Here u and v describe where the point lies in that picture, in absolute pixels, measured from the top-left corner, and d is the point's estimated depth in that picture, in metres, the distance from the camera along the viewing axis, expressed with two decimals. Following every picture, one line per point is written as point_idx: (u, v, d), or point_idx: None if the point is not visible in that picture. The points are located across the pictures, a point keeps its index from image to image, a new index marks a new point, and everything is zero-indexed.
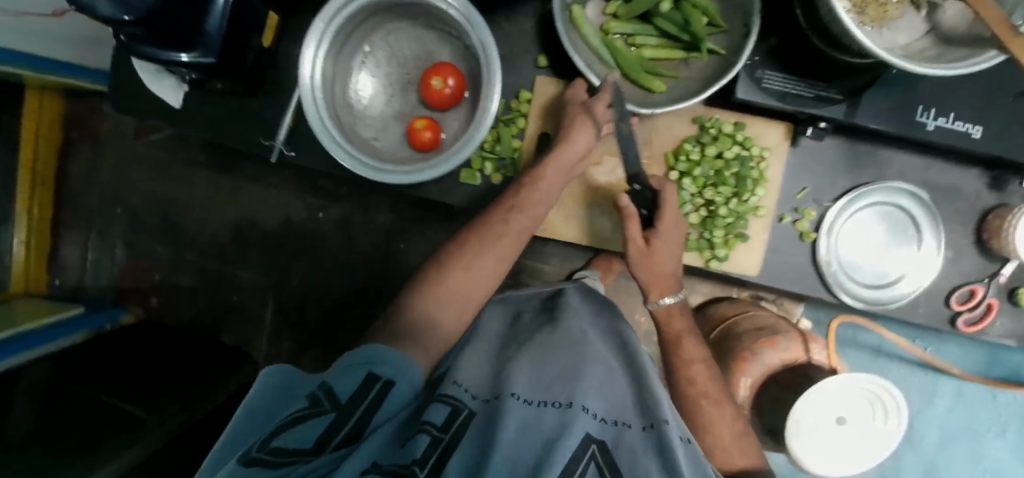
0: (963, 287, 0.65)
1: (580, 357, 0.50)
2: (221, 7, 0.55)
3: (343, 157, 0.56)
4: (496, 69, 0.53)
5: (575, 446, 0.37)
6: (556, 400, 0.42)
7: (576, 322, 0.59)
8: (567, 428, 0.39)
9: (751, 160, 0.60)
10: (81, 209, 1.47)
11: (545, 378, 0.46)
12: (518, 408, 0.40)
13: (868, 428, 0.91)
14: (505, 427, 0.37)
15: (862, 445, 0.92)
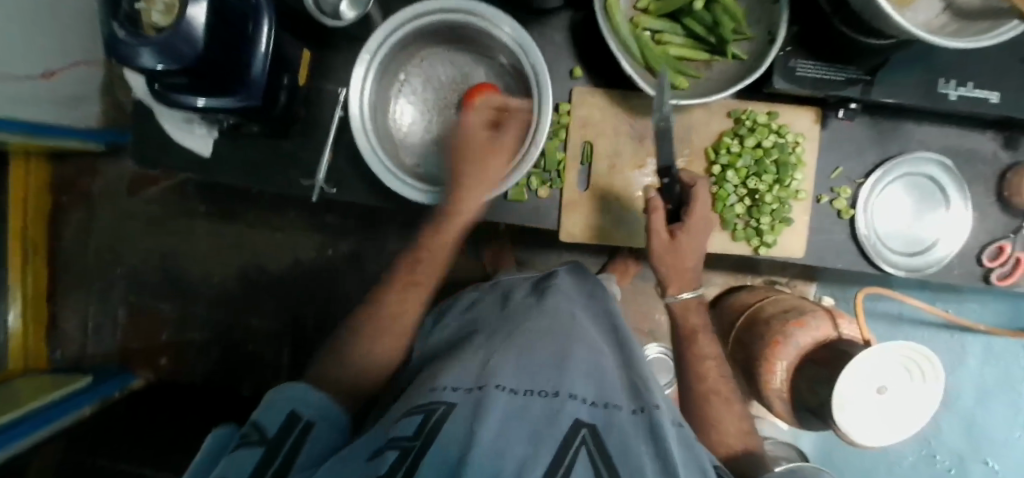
0: (991, 245, 0.69)
1: (565, 345, 0.54)
2: (263, 51, 0.55)
3: (400, 189, 0.59)
4: (548, 88, 0.56)
5: (565, 433, 0.40)
6: (544, 389, 0.46)
7: (558, 308, 0.63)
8: (558, 415, 0.42)
9: (788, 146, 0.63)
10: (79, 273, 1.42)
11: (531, 368, 0.49)
12: (505, 397, 0.43)
13: (909, 394, 0.93)
14: (496, 415, 0.40)
15: (905, 413, 0.93)
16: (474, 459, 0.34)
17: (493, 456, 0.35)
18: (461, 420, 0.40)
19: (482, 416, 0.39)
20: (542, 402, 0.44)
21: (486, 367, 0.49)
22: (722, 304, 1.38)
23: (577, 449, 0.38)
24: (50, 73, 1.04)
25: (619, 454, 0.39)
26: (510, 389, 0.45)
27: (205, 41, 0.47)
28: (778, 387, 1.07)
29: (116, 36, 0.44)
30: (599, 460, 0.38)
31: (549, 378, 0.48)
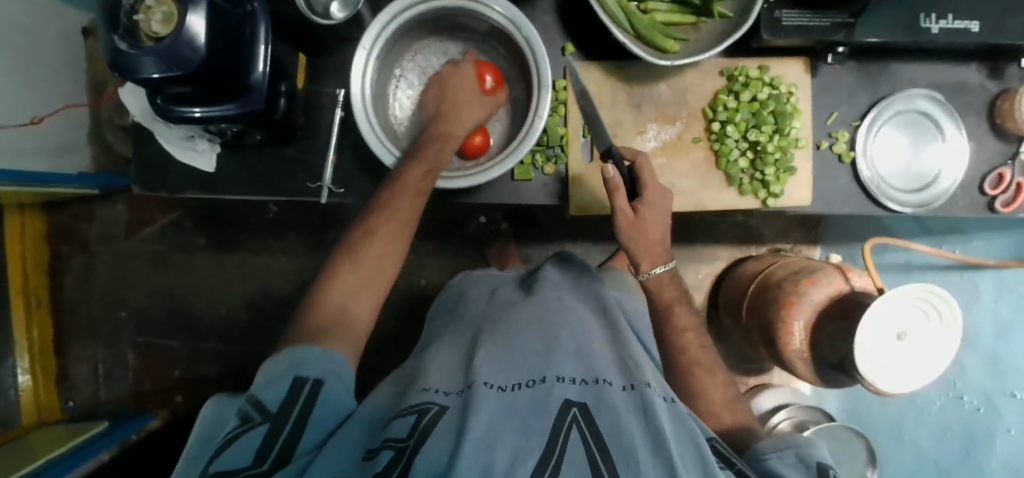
0: (991, 173, 0.70)
1: (548, 342, 0.56)
2: (262, 57, 0.56)
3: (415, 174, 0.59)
4: (546, 59, 0.56)
5: (555, 418, 0.42)
6: (531, 380, 0.49)
7: (541, 307, 0.66)
8: (546, 403, 0.44)
9: (782, 97, 0.64)
10: (84, 321, 1.40)
11: (519, 361, 0.53)
12: (492, 392, 0.45)
13: (928, 336, 0.94)
14: (485, 406, 0.42)
15: (928, 355, 0.94)
16: (466, 447, 0.36)
17: (484, 443, 0.37)
18: (450, 417, 0.42)
19: (471, 409, 0.41)
20: (530, 393, 0.46)
21: (472, 367, 0.52)
22: (733, 274, 1.42)
23: (567, 433, 0.40)
24: (38, 119, 1.05)
25: (608, 430, 0.41)
26: (497, 385, 0.47)
27: (208, 47, 0.49)
28: (798, 348, 1.08)
29: (118, 48, 0.48)
30: (590, 438, 0.40)
31: (535, 370, 0.51)
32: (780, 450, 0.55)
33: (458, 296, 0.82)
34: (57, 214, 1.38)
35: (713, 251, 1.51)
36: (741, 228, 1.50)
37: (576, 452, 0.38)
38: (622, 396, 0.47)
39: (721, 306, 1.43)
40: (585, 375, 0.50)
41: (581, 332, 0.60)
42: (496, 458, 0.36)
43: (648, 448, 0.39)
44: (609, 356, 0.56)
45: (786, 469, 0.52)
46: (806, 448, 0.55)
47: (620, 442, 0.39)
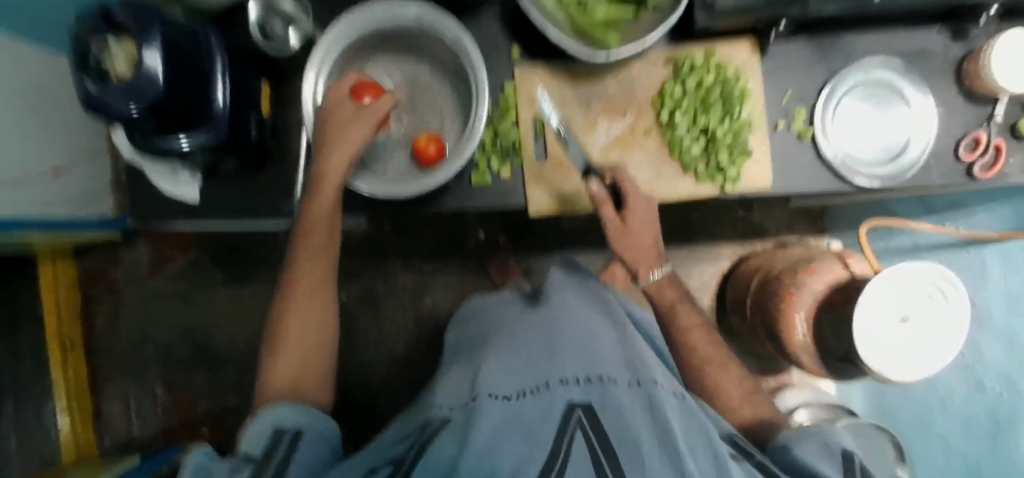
0: (965, 138, 0.67)
1: (554, 344, 0.59)
2: (221, 88, 0.62)
3: (376, 191, 0.63)
4: (481, 65, 0.60)
5: (562, 422, 0.47)
6: (536, 385, 0.53)
7: (546, 310, 0.69)
8: (552, 409, 0.49)
9: (729, 80, 0.64)
10: (116, 360, 1.47)
11: (523, 369, 0.56)
12: (497, 406, 0.49)
13: (938, 319, 0.89)
14: (495, 420, 0.48)
15: (937, 337, 0.89)
16: (473, 463, 0.42)
17: (491, 454, 0.44)
18: (462, 432, 0.48)
19: (479, 425, 0.47)
20: (535, 401, 0.50)
21: (479, 381, 0.55)
22: (736, 273, 1.36)
23: (572, 434, 0.46)
24: (59, 169, 1.10)
25: (613, 431, 0.46)
26: (500, 397, 0.51)
27: (167, 81, 0.54)
28: (803, 339, 1.03)
29: (88, 90, 0.52)
30: (594, 440, 0.45)
31: (539, 375, 0.54)
32: (802, 440, 0.55)
33: (470, 320, 0.86)
34: (85, 260, 1.46)
35: (717, 249, 1.44)
36: (742, 223, 1.43)
37: (580, 455, 0.44)
38: (628, 393, 0.51)
39: (728, 305, 1.36)
40: (586, 372, 0.53)
41: (587, 332, 0.62)
42: (504, 471, 0.43)
43: (653, 446, 0.45)
44: (616, 353, 0.59)
45: (810, 455, 0.52)
46: (827, 438, 0.55)
47: (626, 443, 0.45)
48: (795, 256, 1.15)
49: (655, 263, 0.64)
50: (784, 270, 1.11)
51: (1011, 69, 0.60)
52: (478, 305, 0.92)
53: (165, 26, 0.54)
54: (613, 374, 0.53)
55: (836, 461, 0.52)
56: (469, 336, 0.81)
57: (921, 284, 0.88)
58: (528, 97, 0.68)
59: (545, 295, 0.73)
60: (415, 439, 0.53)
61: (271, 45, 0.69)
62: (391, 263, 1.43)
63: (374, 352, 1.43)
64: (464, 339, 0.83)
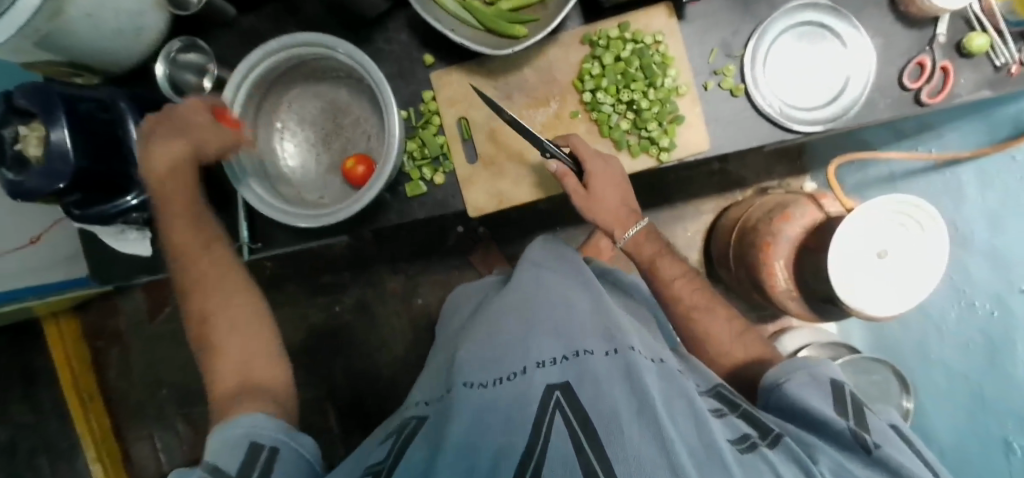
0: (909, 65, 0.62)
1: (529, 323, 0.57)
2: (141, 150, 0.62)
3: (289, 220, 0.60)
4: (383, 81, 0.58)
5: (539, 406, 0.42)
6: (512, 372, 0.49)
7: (520, 292, 0.65)
8: (529, 393, 0.45)
9: (647, 50, 0.63)
10: (132, 406, 1.44)
11: (497, 354, 0.54)
12: (473, 396, 0.47)
13: (916, 253, 0.78)
14: (468, 412, 0.44)
15: (916, 282, 0.78)
16: (447, 455, 0.39)
17: (469, 445, 0.40)
18: (438, 429, 0.46)
19: (453, 417, 0.44)
20: (511, 388, 0.47)
21: (456, 374, 0.53)
22: (718, 226, 1.22)
23: (551, 415, 0.41)
24: (38, 238, 1.09)
25: (590, 402, 0.41)
26: (477, 384, 0.49)
27: (79, 153, 0.54)
28: (784, 287, 0.91)
29: (11, 179, 0.53)
30: (571, 415, 0.40)
31: (515, 362, 0.51)
32: (790, 374, 0.52)
33: (450, 314, 0.81)
34: (87, 314, 1.45)
35: (696, 206, 1.30)
36: (719, 176, 1.28)
37: (558, 432, 0.39)
38: (605, 365, 0.48)
39: (715, 262, 1.21)
40: (567, 350, 0.51)
41: (563, 308, 0.59)
42: (478, 464, 0.38)
43: (632, 414, 0.40)
44: (594, 326, 0.56)
45: (800, 389, 0.50)
46: (817, 368, 0.53)
47: (603, 415, 0.39)
48: (770, 200, 1.04)
49: (632, 220, 0.67)
50: (757, 221, 1.01)
51: None
52: (458, 295, 0.86)
53: (66, 100, 0.53)
54: (589, 347, 0.51)
55: (827, 392, 0.50)
56: (443, 334, 0.77)
57: (897, 221, 0.78)
58: (449, 102, 0.67)
59: (519, 278, 0.69)
60: (392, 444, 0.49)
61: (180, 87, 0.69)
62: (376, 273, 1.35)
63: (375, 360, 1.35)
64: (443, 335, 0.78)
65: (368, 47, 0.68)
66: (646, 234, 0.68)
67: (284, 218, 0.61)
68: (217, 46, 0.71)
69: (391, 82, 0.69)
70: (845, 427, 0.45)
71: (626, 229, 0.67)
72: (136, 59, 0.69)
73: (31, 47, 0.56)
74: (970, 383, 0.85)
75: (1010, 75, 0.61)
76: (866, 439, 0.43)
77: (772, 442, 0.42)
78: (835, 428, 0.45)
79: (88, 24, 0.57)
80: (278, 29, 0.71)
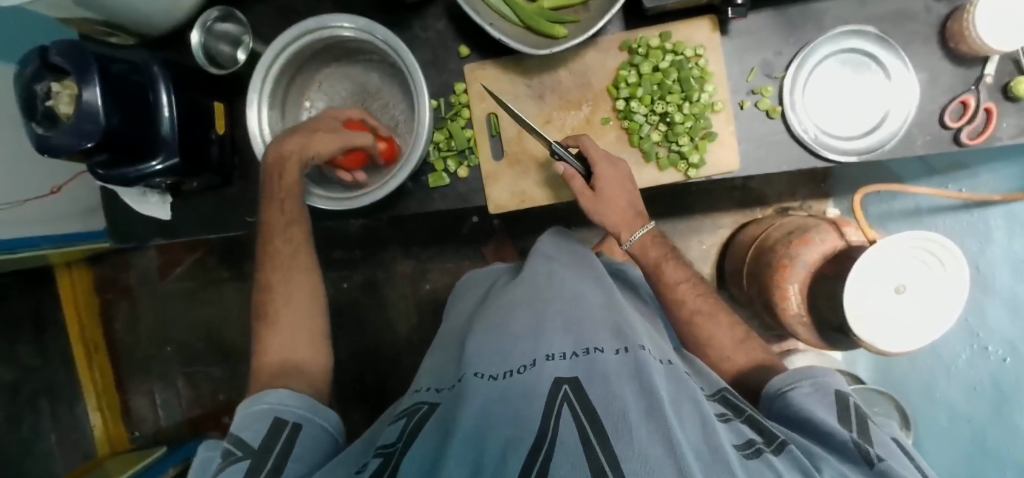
0: (952, 102, 0.61)
1: (541, 316, 0.56)
2: (168, 116, 0.61)
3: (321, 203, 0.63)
4: (416, 66, 0.57)
5: (546, 401, 0.42)
6: (521, 365, 0.49)
7: (532, 284, 0.64)
8: (538, 387, 0.45)
9: (686, 63, 0.62)
10: (137, 360, 1.47)
11: (508, 344, 0.53)
12: (483, 385, 0.47)
13: (935, 291, 0.76)
14: (477, 401, 0.44)
15: (938, 318, 0.76)
16: (457, 443, 0.39)
17: (478, 432, 0.40)
18: (446, 418, 0.45)
19: (463, 405, 0.44)
20: (521, 380, 0.46)
21: (465, 362, 0.53)
22: (734, 241, 1.21)
23: (559, 409, 0.40)
24: (59, 188, 1.10)
25: (601, 402, 0.40)
26: (488, 376, 0.48)
27: (108, 115, 0.54)
28: (797, 312, 0.90)
29: (37, 133, 0.54)
30: (580, 409, 0.40)
31: (525, 354, 0.51)
32: (795, 383, 0.52)
33: (458, 300, 0.81)
34: (99, 266, 1.46)
35: (714, 219, 1.28)
36: (741, 191, 1.27)
37: (567, 424, 0.38)
38: (615, 362, 0.47)
39: (727, 278, 1.21)
40: (576, 346, 0.50)
41: (572, 301, 0.59)
42: (486, 452, 0.38)
43: (640, 413, 0.39)
44: (602, 320, 0.55)
45: (805, 400, 0.50)
46: (823, 379, 0.52)
47: (613, 413, 0.38)
48: (790, 221, 1.03)
49: (636, 224, 0.67)
50: (775, 241, 1.00)
51: (999, 25, 0.54)
52: (465, 284, 0.85)
53: (100, 61, 0.53)
54: (600, 345, 0.50)
55: (831, 404, 0.49)
56: (448, 322, 0.76)
57: (919, 256, 0.77)
58: (480, 96, 0.67)
59: (531, 270, 0.68)
60: (403, 426, 0.49)
61: (216, 57, 0.69)
62: (388, 255, 1.36)
63: (378, 339, 1.36)
64: (448, 323, 0.77)
65: (405, 33, 0.68)
66: (650, 239, 0.68)
67: (315, 203, 0.65)
68: (253, 18, 0.71)
69: (424, 69, 0.68)
70: (848, 438, 0.44)
71: (633, 230, 0.67)
72: (173, 24, 0.69)
73: (70, 5, 0.56)
74: (972, 424, 0.84)
75: None
76: (869, 452, 0.42)
77: (776, 449, 0.41)
78: (839, 438, 0.44)
79: None
80: (314, 6, 0.70)
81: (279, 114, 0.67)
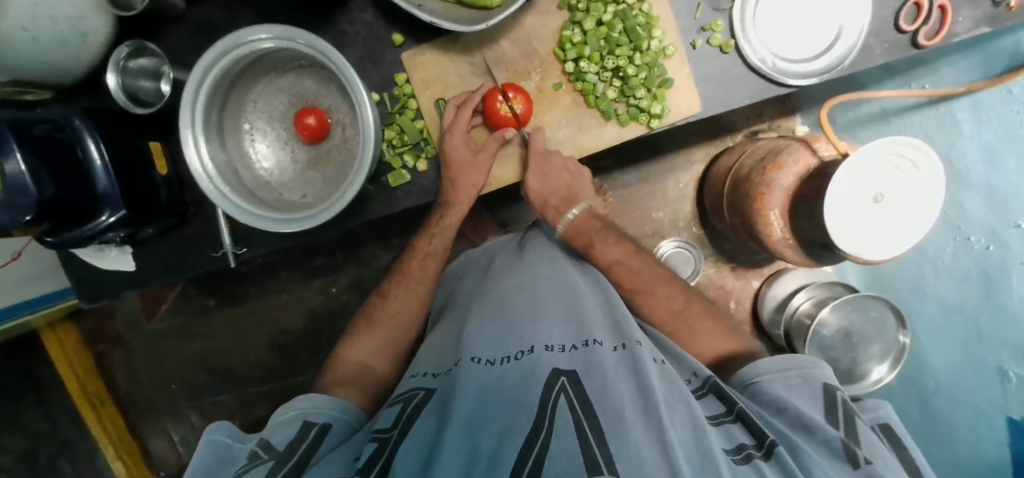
0: (907, 4, 0.58)
1: (537, 311, 0.57)
2: (101, 165, 0.57)
3: (259, 222, 0.57)
4: (350, 68, 0.53)
5: (543, 391, 0.42)
6: (519, 351, 0.50)
7: (528, 276, 0.65)
8: (536, 376, 0.44)
9: (630, 11, 0.59)
10: (145, 405, 1.46)
11: (499, 337, 0.53)
12: (479, 370, 0.47)
13: (913, 196, 0.77)
14: (471, 390, 0.44)
15: (915, 218, 0.77)
16: (452, 431, 0.39)
17: (475, 423, 0.40)
18: (444, 401, 0.45)
19: (458, 391, 0.44)
20: (517, 367, 0.47)
21: (464, 343, 0.54)
22: (709, 176, 1.20)
23: (557, 403, 0.40)
24: (20, 253, 1.01)
25: (596, 394, 0.41)
26: (485, 359, 0.49)
27: (39, 183, 0.50)
28: (781, 236, 0.90)
29: None
30: (578, 406, 0.39)
31: (521, 341, 0.51)
32: (785, 371, 0.51)
33: (453, 282, 0.77)
34: (85, 321, 1.44)
35: (686, 156, 1.27)
36: (708, 122, 1.25)
37: (563, 418, 0.38)
38: (612, 357, 0.48)
39: (708, 211, 1.21)
40: (574, 339, 0.51)
41: (569, 294, 0.60)
42: (482, 444, 0.38)
43: (637, 411, 0.40)
44: (593, 314, 0.57)
45: (786, 392, 0.49)
46: (812, 370, 0.51)
47: (609, 408, 0.39)
48: (764, 144, 1.01)
49: (568, 205, 0.71)
50: (750, 168, 0.99)
51: None
52: (457, 269, 0.80)
53: (16, 126, 0.49)
54: (597, 338, 0.51)
55: (816, 397, 0.49)
56: (451, 302, 0.72)
57: (899, 161, 0.76)
58: (424, 86, 0.64)
59: (527, 259, 0.70)
60: (397, 412, 0.47)
61: (138, 95, 0.64)
62: (369, 251, 1.31)
63: None
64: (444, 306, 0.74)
65: (333, 32, 0.64)
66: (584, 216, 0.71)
67: (268, 224, 0.58)
68: (170, 45, 0.66)
69: (361, 65, 0.65)
70: (834, 436, 0.43)
71: (560, 214, 0.70)
72: (85, 69, 0.64)
73: None
74: (962, 314, 0.87)
75: (1008, 10, 0.58)
76: (856, 452, 0.41)
77: (767, 455, 0.39)
78: (821, 435, 0.43)
79: (26, 41, 0.52)
80: (230, 19, 0.65)
81: (219, 145, 0.61)
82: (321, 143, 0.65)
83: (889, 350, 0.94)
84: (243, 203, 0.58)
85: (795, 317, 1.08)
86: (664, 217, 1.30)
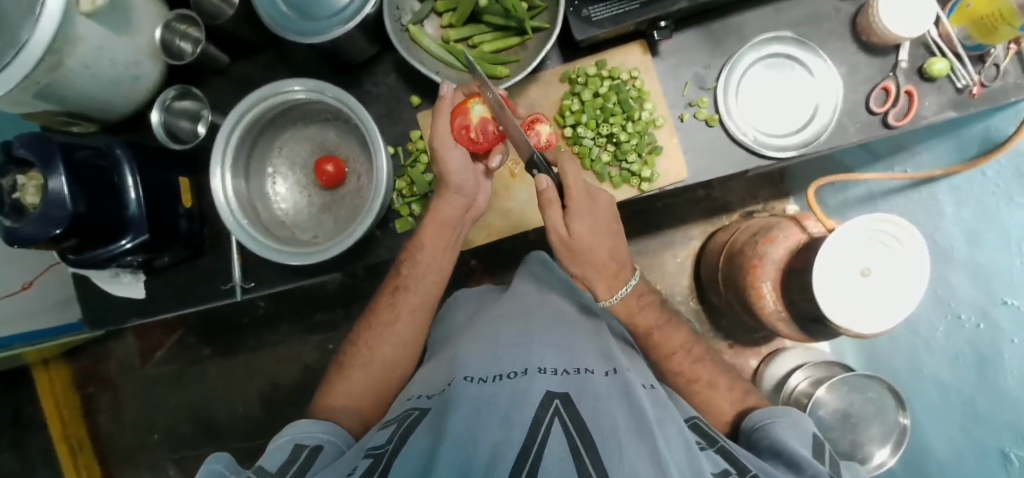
0: (875, 90, 0.65)
1: (529, 337, 0.58)
2: (132, 192, 0.62)
3: (269, 253, 0.61)
4: (371, 121, 0.59)
5: (537, 408, 0.42)
6: (513, 371, 0.50)
7: (523, 308, 0.66)
8: (529, 393, 0.45)
9: (623, 87, 0.66)
10: (122, 453, 1.41)
11: (494, 359, 0.53)
12: (472, 387, 0.47)
13: (900, 274, 0.78)
14: (467, 404, 0.44)
15: (909, 296, 0.76)
16: (448, 447, 0.39)
17: (469, 439, 0.39)
18: (437, 420, 0.45)
19: (453, 407, 0.44)
20: (510, 385, 0.47)
21: (456, 368, 0.54)
22: (705, 251, 1.24)
23: (549, 422, 0.40)
24: (29, 284, 1.06)
25: (590, 416, 0.41)
26: (477, 378, 0.49)
27: (75, 200, 0.54)
28: (773, 308, 0.91)
29: (8, 228, 0.55)
30: (570, 425, 0.40)
31: (517, 363, 0.52)
32: (775, 417, 0.52)
33: (444, 324, 0.78)
34: (79, 360, 1.43)
35: (685, 231, 1.31)
36: (705, 201, 1.30)
37: (557, 439, 0.38)
38: (606, 383, 0.49)
39: (705, 285, 1.22)
40: (569, 365, 0.52)
41: (563, 326, 0.62)
42: (479, 450, 0.38)
43: (629, 430, 0.41)
44: (590, 347, 0.58)
45: (788, 436, 0.48)
46: (800, 418, 0.52)
47: (602, 428, 0.40)
48: (757, 220, 1.06)
49: None
50: (743, 242, 1.02)
51: (904, 17, 0.58)
52: (448, 310, 0.80)
53: (63, 147, 0.55)
54: (589, 367, 0.52)
55: (808, 441, 0.48)
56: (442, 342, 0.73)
57: (880, 240, 0.79)
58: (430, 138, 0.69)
59: (521, 293, 0.72)
60: (391, 431, 0.47)
61: (177, 133, 0.71)
62: None
63: None
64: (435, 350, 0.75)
65: (358, 90, 0.71)
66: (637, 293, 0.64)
67: (282, 257, 0.61)
68: (210, 93, 0.74)
69: (380, 121, 0.72)
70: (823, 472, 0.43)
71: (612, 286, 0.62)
72: (131, 109, 0.71)
73: (31, 99, 0.58)
74: (960, 395, 0.85)
75: (972, 95, 0.63)
76: None
77: None
78: (810, 470, 0.43)
79: (87, 76, 0.59)
80: (268, 75, 0.73)
81: (243, 181, 0.67)
82: (337, 187, 0.70)
83: (888, 432, 0.90)
84: (259, 236, 0.62)
85: (793, 397, 1.05)
86: (662, 290, 1.32)
